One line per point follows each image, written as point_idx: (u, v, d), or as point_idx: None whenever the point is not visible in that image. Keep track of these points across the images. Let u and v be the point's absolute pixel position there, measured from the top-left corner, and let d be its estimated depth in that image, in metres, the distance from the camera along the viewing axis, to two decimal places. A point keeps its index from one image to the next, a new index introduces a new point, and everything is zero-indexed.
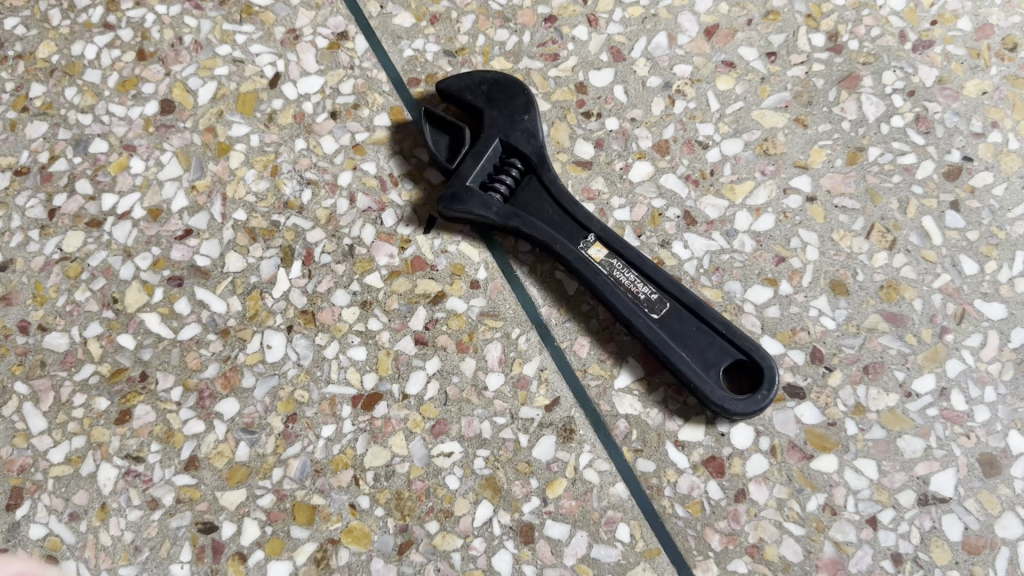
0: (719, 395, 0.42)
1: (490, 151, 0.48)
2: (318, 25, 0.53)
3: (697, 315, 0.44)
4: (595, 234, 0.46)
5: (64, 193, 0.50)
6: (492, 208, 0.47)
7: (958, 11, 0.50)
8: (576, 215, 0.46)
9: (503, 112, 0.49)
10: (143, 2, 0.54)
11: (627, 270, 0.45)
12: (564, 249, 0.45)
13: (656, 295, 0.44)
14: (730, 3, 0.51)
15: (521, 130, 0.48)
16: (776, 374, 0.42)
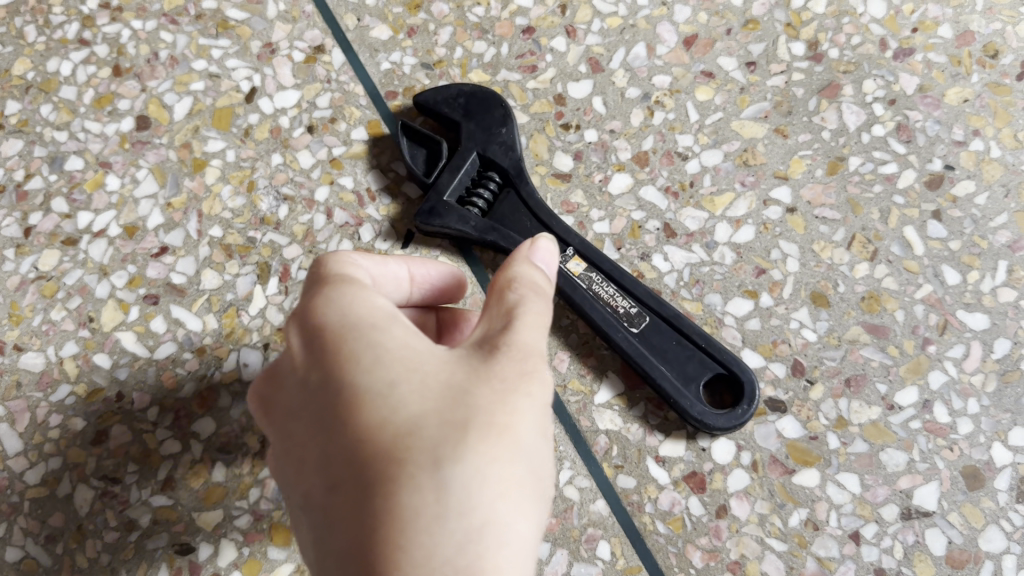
0: (699, 408, 0.42)
1: (467, 164, 0.47)
2: (294, 39, 0.52)
3: (677, 328, 0.43)
4: (573, 248, 0.45)
5: (39, 211, 0.50)
6: (470, 222, 0.46)
7: (939, 18, 0.50)
8: (555, 228, 0.46)
9: (481, 124, 0.48)
10: (119, 17, 0.53)
11: (606, 284, 0.45)
12: None
13: (635, 309, 0.44)
14: (709, 13, 0.51)
15: (499, 142, 0.48)
16: (756, 388, 0.42)
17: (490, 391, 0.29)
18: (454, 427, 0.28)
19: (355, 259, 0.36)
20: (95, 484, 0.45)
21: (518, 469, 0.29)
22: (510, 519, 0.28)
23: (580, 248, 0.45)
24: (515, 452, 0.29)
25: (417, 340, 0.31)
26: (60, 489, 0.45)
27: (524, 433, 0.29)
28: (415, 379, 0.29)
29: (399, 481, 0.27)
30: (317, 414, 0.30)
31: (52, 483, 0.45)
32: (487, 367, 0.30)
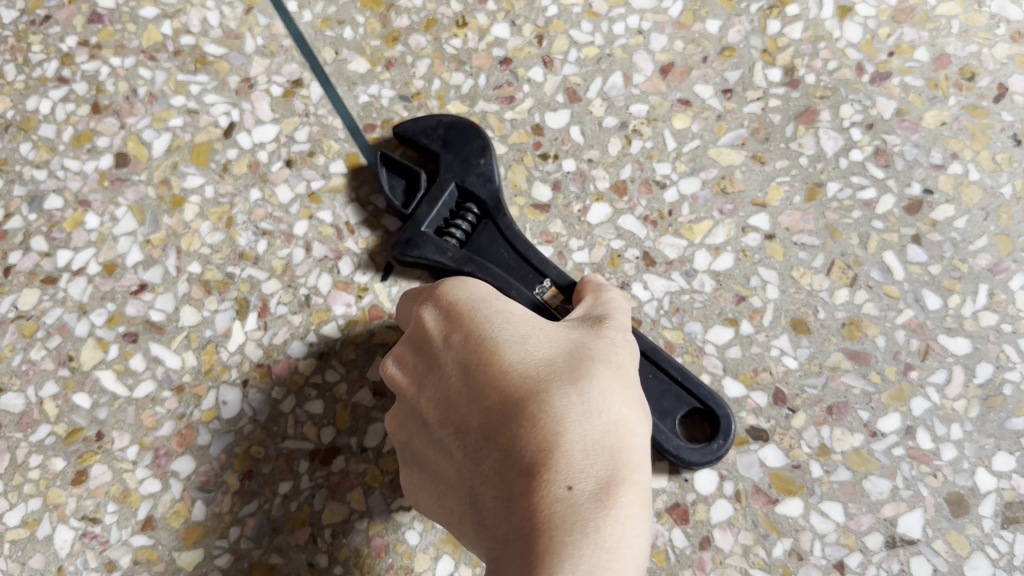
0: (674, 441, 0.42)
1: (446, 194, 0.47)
2: (272, 73, 0.52)
3: (656, 361, 0.43)
4: (551, 279, 0.44)
5: (19, 250, 0.50)
6: (446, 252, 0.45)
7: (916, 41, 0.50)
8: (532, 260, 0.45)
9: (459, 154, 0.48)
10: (97, 54, 0.53)
11: None
12: (518, 292, 0.44)
13: None
14: (685, 41, 0.51)
15: (478, 171, 0.47)
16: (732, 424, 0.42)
17: (606, 343, 0.35)
18: (583, 357, 0.34)
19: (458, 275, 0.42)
20: (75, 525, 0.44)
21: (634, 397, 0.34)
22: (637, 428, 0.32)
23: (559, 280, 0.44)
24: (630, 384, 0.34)
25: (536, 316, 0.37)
26: (39, 530, 0.45)
27: (634, 376, 0.35)
28: (543, 333, 0.35)
29: (549, 390, 0.32)
30: (461, 360, 0.35)
31: (32, 524, 0.45)
32: (597, 331, 0.36)
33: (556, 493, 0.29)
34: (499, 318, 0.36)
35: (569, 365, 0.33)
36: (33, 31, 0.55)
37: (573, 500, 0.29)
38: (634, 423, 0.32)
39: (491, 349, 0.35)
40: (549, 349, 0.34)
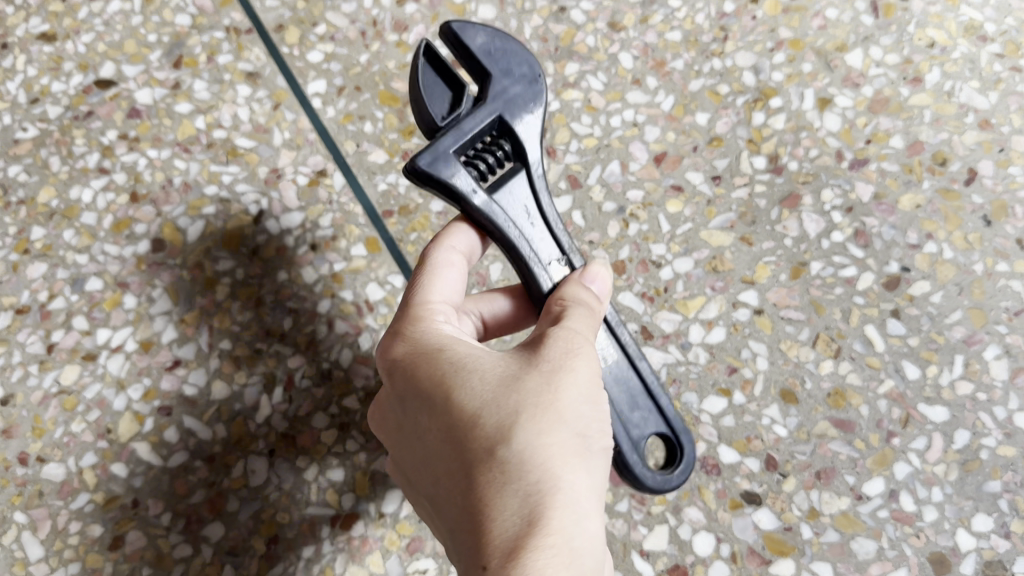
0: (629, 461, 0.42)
1: (488, 120, 0.45)
2: (298, 164, 0.56)
3: (640, 379, 0.44)
4: (568, 260, 0.45)
5: (61, 329, 0.54)
6: (472, 187, 0.44)
7: (890, 129, 0.54)
8: (553, 233, 0.45)
9: (514, 80, 0.46)
10: (136, 147, 0.58)
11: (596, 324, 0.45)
12: (531, 264, 0.44)
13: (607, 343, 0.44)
14: (677, 132, 0.55)
15: (530, 109, 0.46)
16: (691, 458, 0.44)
17: (536, 379, 0.36)
18: (506, 410, 0.35)
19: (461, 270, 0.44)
20: None
21: (564, 441, 0.35)
22: (564, 476, 0.34)
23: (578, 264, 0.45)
24: (561, 423, 0.35)
25: (480, 350, 0.38)
26: None
27: (567, 410, 0.35)
28: (476, 377, 0.36)
29: (474, 459, 0.34)
30: (409, 413, 0.38)
31: None
32: (533, 362, 0.37)
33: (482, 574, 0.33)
34: (438, 359, 0.38)
35: (491, 425, 0.35)
36: (76, 125, 0.59)
37: None
38: (559, 471, 0.34)
39: (428, 408, 0.37)
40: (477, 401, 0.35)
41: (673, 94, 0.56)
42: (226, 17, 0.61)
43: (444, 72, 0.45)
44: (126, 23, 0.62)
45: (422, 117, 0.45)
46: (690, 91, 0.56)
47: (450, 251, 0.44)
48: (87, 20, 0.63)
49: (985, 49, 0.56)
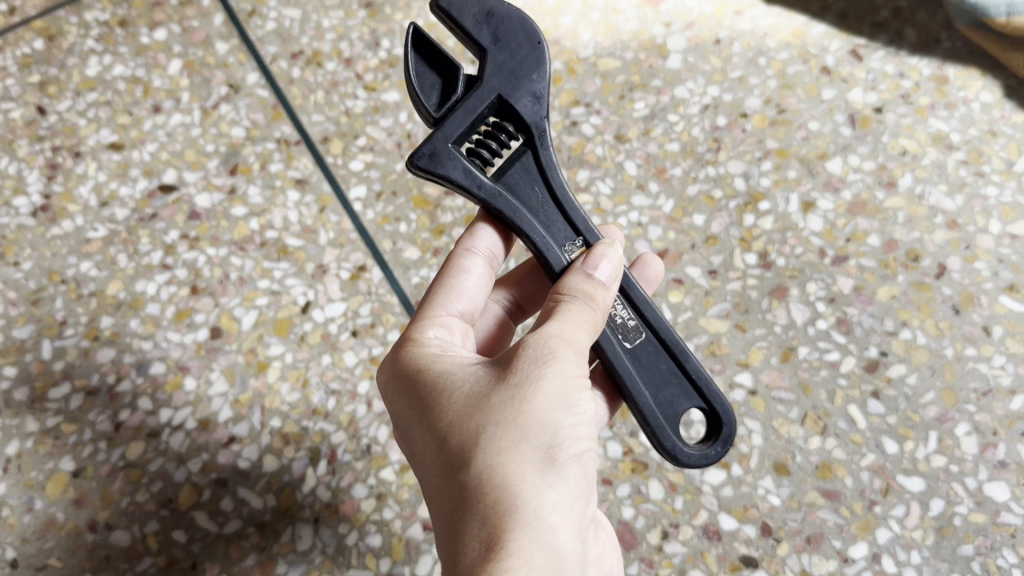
0: (672, 444, 0.47)
1: (484, 105, 0.50)
2: (341, 260, 0.63)
3: (671, 353, 0.48)
4: (584, 239, 0.50)
5: (127, 408, 0.60)
6: (475, 179, 0.49)
7: (868, 229, 0.60)
8: (565, 213, 0.50)
9: (512, 56, 0.51)
10: (196, 245, 0.65)
11: (623, 305, 0.50)
12: (544, 247, 0.49)
13: (633, 325, 0.49)
14: (677, 231, 0.61)
15: (529, 82, 0.51)
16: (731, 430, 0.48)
17: (502, 397, 0.41)
18: (472, 430, 0.40)
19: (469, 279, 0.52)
20: None
21: (525, 454, 0.40)
22: (523, 486, 0.39)
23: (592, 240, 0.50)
24: (523, 438, 0.40)
25: (462, 369, 0.44)
26: None
27: (530, 421, 0.40)
28: (453, 399, 0.42)
29: (449, 477, 0.40)
30: (405, 434, 0.44)
31: None
32: (503, 377, 0.42)
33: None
34: (424, 385, 0.44)
35: (460, 445, 0.40)
36: (142, 226, 0.66)
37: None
38: (516, 483, 0.39)
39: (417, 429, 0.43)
40: (450, 422, 0.41)
41: (673, 198, 0.62)
42: (276, 130, 0.69)
43: (437, 61, 0.51)
44: (186, 134, 0.70)
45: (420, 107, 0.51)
46: (687, 195, 0.63)
47: (470, 256, 0.53)
48: (152, 131, 0.71)
49: (952, 156, 0.63)
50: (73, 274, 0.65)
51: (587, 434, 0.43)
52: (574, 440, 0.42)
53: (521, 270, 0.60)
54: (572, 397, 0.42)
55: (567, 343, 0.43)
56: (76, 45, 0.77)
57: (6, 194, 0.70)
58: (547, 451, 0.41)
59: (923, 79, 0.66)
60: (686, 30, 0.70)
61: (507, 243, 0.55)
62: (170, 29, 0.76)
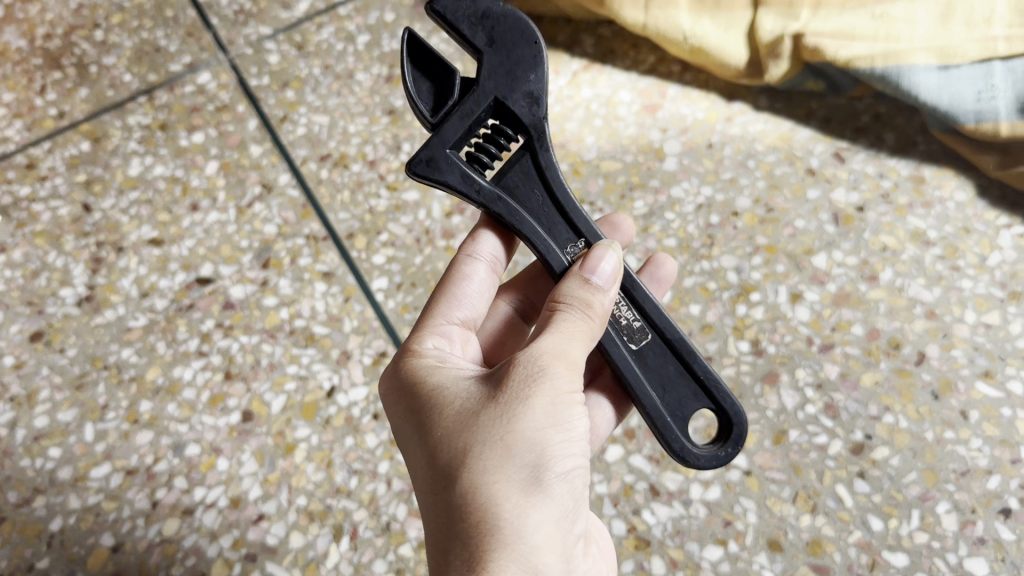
0: (681, 445, 0.53)
1: (480, 109, 0.56)
2: (364, 346, 0.69)
3: (677, 354, 0.54)
4: (586, 240, 0.56)
5: (164, 487, 0.64)
6: (476, 186, 0.56)
7: (852, 319, 0.65)
8: (566, 214, 0.57)
9: (505, 59, 0.56)
10: (230, 333, 0.71)
11: (631, 310, 0.55)
12: (546, 249, 0.56)
13: (640, 328, 0.55)
14: (675, 320, 0.66)
15: (523, 83, 0.56)
16: (741, 428, 0.53)
17: (492, 416, 0.46)
18: (463, 448, 0.45)
19: (463, 286, 0.59)
20: None
21: (510, 472, 0.45)
22: (506, 503, 0.44)
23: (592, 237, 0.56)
24: (509, 457, 0.45)
25: (460, 386, 0.49)
26: None
27: (517, 439, 0.45)
28: (448, 415, 0.47)
29: (441, 489, 0.45)
30: (405, 446, 0.49)
31: None
32: (495, 396, 0.47)
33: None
34: (425, 399, 0.49)
35: (451, 461, 0.45)
36: (180, 316, 0.72)
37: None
38: (500, 498, 0.44)
39: (416, 442, 0.48)
40: (445, 436, 0.46)
41: (671, 289, 0.67)
42: (306, 226, 0.76)
43: (434, 67, 0.57)
44: (222, 230, 0.76)
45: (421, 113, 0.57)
46: (684, 286, 0.68)
47: (472, 261, 0.59)
48: (190, 228, 0.77)
49: (929, 252, 0.68)
50: (114, 360, 0.71)
51: (573, 448, 0.48)
52: (560, 455, 0.47)
53: (519, 277, 0.67)
54: (559, 414, 0.47)
55: (557, 359, 0.48)
56: (119, 147, 0.84)
57: (53, 285, 0.76)
58: (532, 468, 0.45)
59: (902, 179, 0.72)
60: (681, 135, 0.76)
61: (508, 247, 0.61)
62: (208, 132, 0.83)
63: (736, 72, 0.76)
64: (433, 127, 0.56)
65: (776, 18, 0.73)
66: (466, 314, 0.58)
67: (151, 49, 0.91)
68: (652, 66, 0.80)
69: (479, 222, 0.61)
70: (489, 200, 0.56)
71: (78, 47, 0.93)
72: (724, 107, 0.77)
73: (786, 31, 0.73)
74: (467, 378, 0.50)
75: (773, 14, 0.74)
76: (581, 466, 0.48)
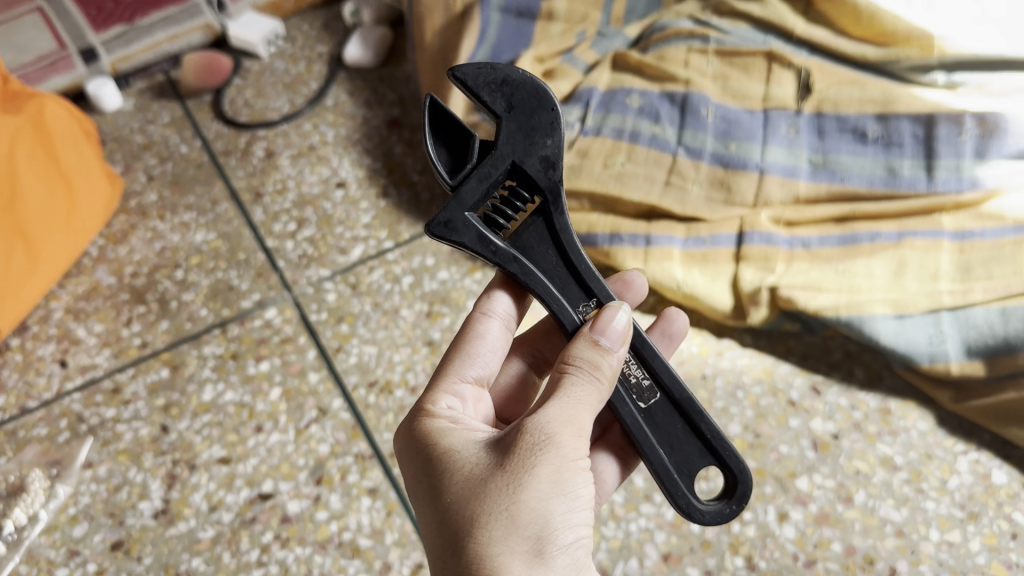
0: (687, 500, 0.63)
1: (497, 173, 0.67)
2: (403, 557, 0.83)
3: (683, 413, 0.65)
4: (597, 298, 0.68)
5: None
6: (495, 247, 0.67)
7: (831, 537, 0.76)
8: (577, 274, 0.69)
9: (522, 125, 0.68)
10: (287, 545, 0.84)
11: (642, 373, 0.67)
12: (558, 304, 0.67)
13: (649, 390, 0.66)
14: (678, 536, 0.77)
15: (538, 148, 0.68)
16: (745, 481, 0.64)
17: (498, 483, 0.55)
18: (473, 510, 0.55)
19: (475, 346, 0.71)
20: None
21: (515, 539, 0.54)
22: (510, 564, 0.53)
23: (602, 296, 0.68)
24: (512, 523, 0.54)
25: (475, 452, 0.58)
26: None
27: (523, 508, 0.54)
28: (462, 480, 0.57)
29: (454, 544, 0.55)
30: (422, 508, 0.59)
31: None
32: (504, 462, 0.56)
33: None
34: (444, 463, 0.59)
35: (465, 520, 0.55)
36: (243, 528, 0.85)
37: None
38: (507, 563, 0.53)
39: (432, 505, 0.58)
40: (459, 501, 0.56)
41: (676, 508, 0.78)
42: (354, 445, 0.91)
43: (455, 137, 0.69)
44: (282, 450, 0.91)
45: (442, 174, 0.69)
46: None
47: (485, 318, 0.72)
48: (254, 447, 0.91)
49: (897, 475, 0.79)
50: (185, 568, 0.83)
51: (572, 514, 0.57)
52: (560, 520, 0.56)
53: (523, 339, 0.82)
54: (561, 483, 0.56)
55: (562, 427, 0.57)
56: (195, 374, 0.98)
57: (133, 499, 0.88)
58: (536, 531, 0.55)
59: (871, 410, 0.84)
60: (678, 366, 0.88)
61: (516, 307, 0.74)
62: (273, 361, 0.99)
63: (723, 315, 0.89)
64: (453, 190, 0.67)
65: (755, 271, 0.87)
66: (478, 369, 0.71)
67: (225, 287, 1.08)
68: (653, 305, 0.94)
69: (491, 288, 0.73)
70: (505, 258, 0.67)
71: (161, 284, 1.10)
72: (715, 343, 0.89)
73: (762, 283, 0.86)
74: (481, 444, 0.60)
75: (752, 267, 0.88)
76: (580, 530, 0.57)
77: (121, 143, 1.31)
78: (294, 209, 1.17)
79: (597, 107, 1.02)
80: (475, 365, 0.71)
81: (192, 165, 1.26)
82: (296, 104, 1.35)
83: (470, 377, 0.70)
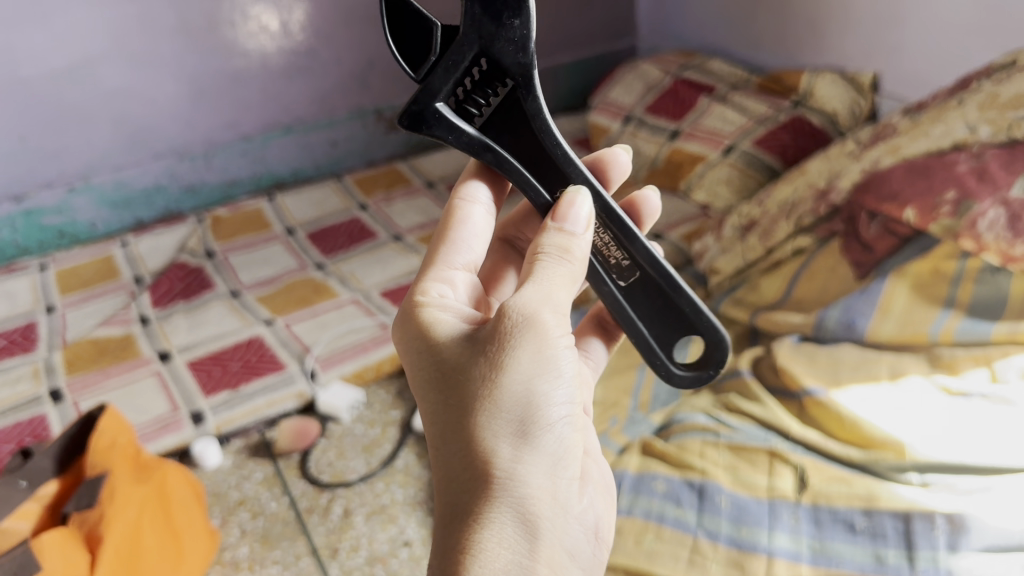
0: (667, 367, 0.93)
1: (462, 61, 0.84)
2: None
3: (665, 291, 0.90)
4: (570, 178, 0.89)
5: None
6: (466, 140, 0.88)
7: None
8: (548, 153, 0.89)
9: (487, 6, 0.81)
10: None
11: (621, 254, 0.91)
12: (529, 190, 0.90)
13: (630, 271, 0.91)
14: None
15: (506, 29, 0.82)
16: (722, 352, 0.91)
17: (483, 369, 0.71)
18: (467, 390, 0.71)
19: (463, 228, 0.89)
20: None
21: (501, 422, 0.70)
22: (495, 433, 0.70)
23: (577, 178, 0.89)
24: (496, 403, 0.70)
25: (466, 340, 0.75)
26: None
27: (508, 387, 0.71)
28: (457, 366, 0.73)
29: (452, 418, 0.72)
30: (424, 390, 0.76)
31: None
32: (490, 346, 0.72)
33: (451, 493, 0.70)
34: (443, 350, 0.75)
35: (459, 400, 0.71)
36: None
37: (456, 497, 0.70)
38: (494, 435, 0.70)
39: (434, 389, 0.74)
40: (456, 385, 0.72)
41: None
42: None
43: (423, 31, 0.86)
44: None
45: (411, 70, 0.87)
46: None
47: (464, 204, 0.90)
48: None
49: None
50: None
51: (552, 395, 0.73)
52: (539, 397, 0.72)
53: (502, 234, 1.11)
54: (541, 364, 0.72)
55: (537, 312, 0.73)
56: None
57: None
58: (516, 407, 0.71)
59: None
60: None
61: (489, 190, 0.94)
62: None
63: None
64: (422, 84, 0.85)
65: None
66: (465, 255, 0.89)
67: None
68: None
69: (463, 181, 0.93)
70: (478, 149, 0.88)
71: None
72: None
73: None
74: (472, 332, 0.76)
75: None
76: (560, 408, 0.73)
77: (219, 498, 1.52)
78: (365, 567, 1.35)
79: (629, 489, 1.23)
80: (461, 246, 0.89)
81: (280, 521, 1.46)
82: (371, 464, 1.58)
83: (460, 264, 0.88)
